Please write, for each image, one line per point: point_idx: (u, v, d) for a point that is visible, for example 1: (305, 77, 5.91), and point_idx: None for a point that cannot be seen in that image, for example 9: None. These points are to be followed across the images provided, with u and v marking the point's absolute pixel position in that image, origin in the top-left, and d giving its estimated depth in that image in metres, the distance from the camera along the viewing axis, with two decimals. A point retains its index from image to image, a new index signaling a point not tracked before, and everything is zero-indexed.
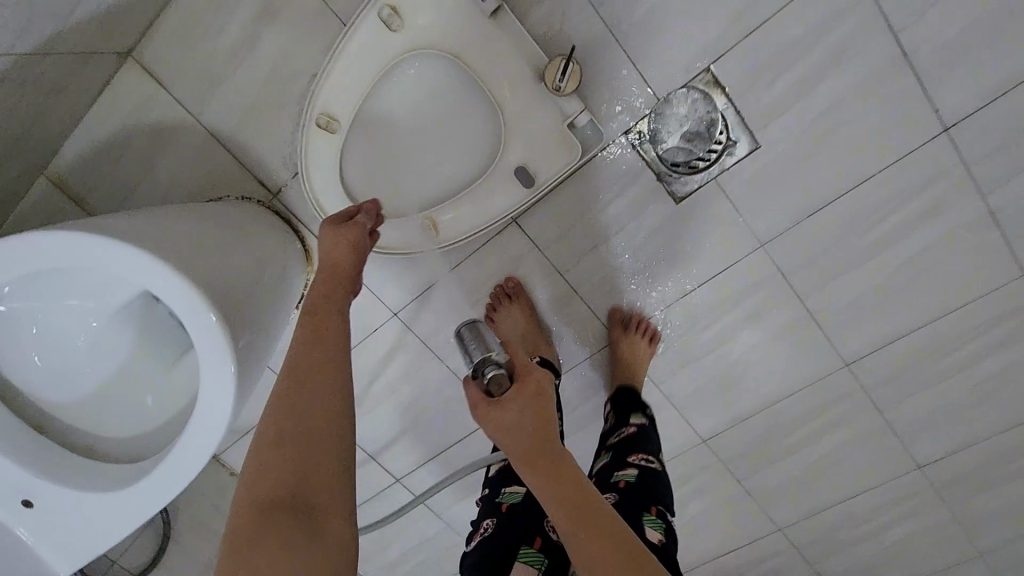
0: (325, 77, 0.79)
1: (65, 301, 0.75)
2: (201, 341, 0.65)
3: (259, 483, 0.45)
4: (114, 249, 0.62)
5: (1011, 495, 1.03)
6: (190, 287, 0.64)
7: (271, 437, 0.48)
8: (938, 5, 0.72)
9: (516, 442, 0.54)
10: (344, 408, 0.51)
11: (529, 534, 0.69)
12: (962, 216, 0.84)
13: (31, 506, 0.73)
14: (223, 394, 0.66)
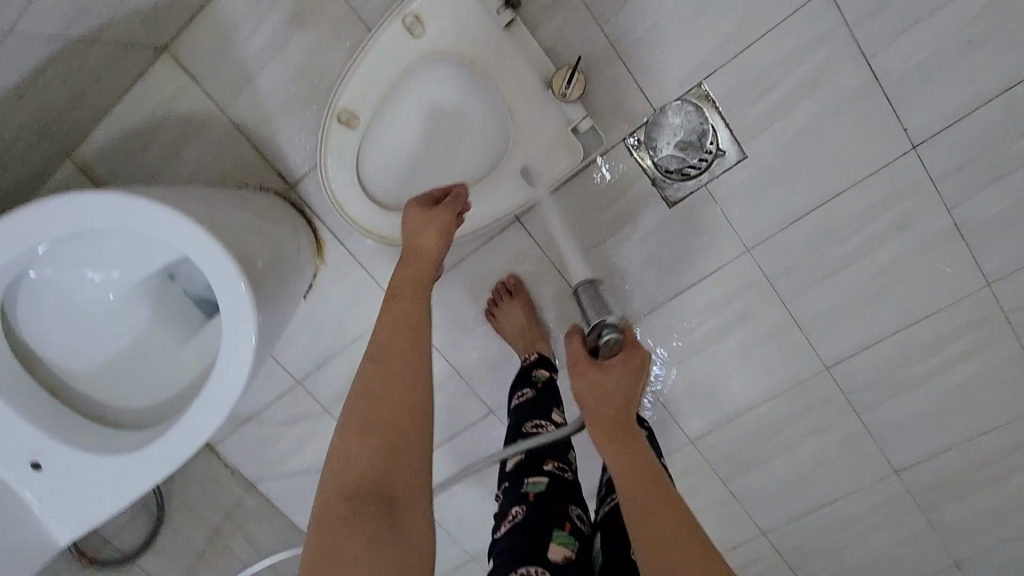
0: (346, 79, 0.85)
1: (88, 269, 0.78)
2: (226, 302, 0.68)
3: (347, 470, 0.48)
4: (147, 211, 0.66)
5: (986, 503, 1.08)
6: (218, 250, 0.67)
7: (357, 425, 0.50)
8: (906, 34, 0.81)
9: (614, 402, 0.66)
10: (424, 402, 0.53)
11: (561, 517, 0.72)
12: (933, 228, 0.91)
13: (40, 469, 0.74)
14: (244, 352, 0.69)
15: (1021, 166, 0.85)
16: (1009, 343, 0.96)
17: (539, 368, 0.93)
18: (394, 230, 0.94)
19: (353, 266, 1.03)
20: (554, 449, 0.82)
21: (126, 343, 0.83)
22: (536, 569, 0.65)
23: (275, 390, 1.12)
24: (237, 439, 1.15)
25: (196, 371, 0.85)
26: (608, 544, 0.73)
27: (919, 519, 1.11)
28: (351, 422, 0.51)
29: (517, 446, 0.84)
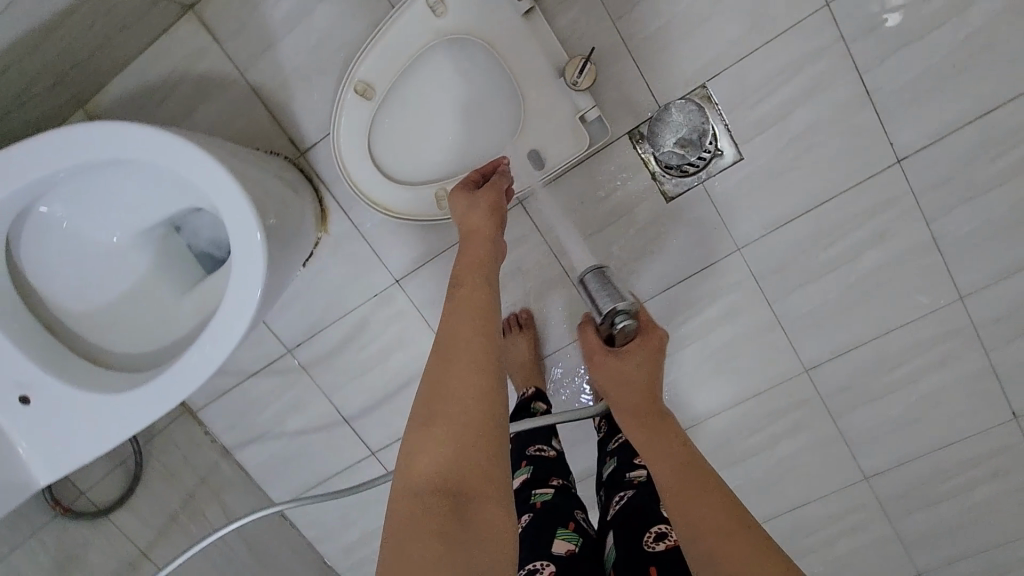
0: (367, 52, 0.90)
1: (97, 210, 0.79)
2: (237, 245, 0.69)
3: (420, 461, 0.56)
4: (170, 146, 0.67)
5: (950, 513, 1.12)
6: (235, 191, 0.68)
7: (423, 419, 0.59)
8: (896, 54, 0.87)
9: (635, 384, 0.79)
10: (484, 399, 0.61)
11: (564, 518, 0.79)
12: (912, 241, 0.96)
13: (29, 405, 0.74)
14: (250, 296, 0.69)
15: (996, 186, 0.91)
16: (978, 357, 1.01)
17: (535, 401, 0.98)
18: (398, 203, 0.96)
19: (355, 237, 1.06)
20: (555, 468, 0.90)
21: (127, 288, 0.84)
22: (543, 564, 0.72)
23: (269, 356, 1.15)
24: (218, 407, 1.18)
25: (195, 321, 0.84)
26: (616, 539, 0.77)
27: (886, 526, 1.14)
28: (417, 417, 0.60)
29: (519, 468, 0.90)
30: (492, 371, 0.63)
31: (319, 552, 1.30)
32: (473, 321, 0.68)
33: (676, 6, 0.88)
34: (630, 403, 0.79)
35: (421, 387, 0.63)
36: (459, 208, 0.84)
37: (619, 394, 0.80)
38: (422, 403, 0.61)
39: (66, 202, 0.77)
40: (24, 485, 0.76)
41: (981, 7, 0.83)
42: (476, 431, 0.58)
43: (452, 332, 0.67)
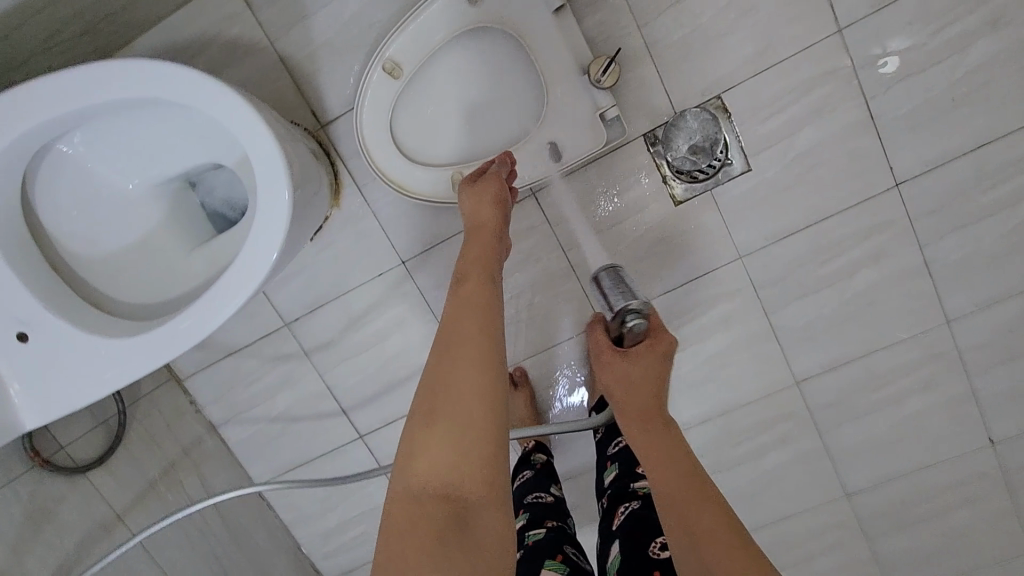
0: (398, 32, 0.91)
1: (118, 154, 0.79)
2: (264, 192, 0.69)
3: (422, 463, 0.59)
4: (206, 90, 0.68)
5: (926, 536, 1.14)
6: (267, 137, 0.68)
7: (427, 420, 0.62)
8: (900, 83, 0.91)
9: (644, 384, 0.84)
10: (484, 400, 0.62)
11: (552, 550, 0.87)
12: (905, 263, 1.00)
13: (25, 342, 0.72)
14: (271, 242, 0.69)
15: (985, 217, 0.96)
16: (960, 381, 1.05)
17: (536, 453, 1.10)
18: (415, 183, 0.98)
19: (366, 214, 1.07)
20: (552, 511, 0.96)
21: (138, 236, 0.83)
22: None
23: (264, 328, 1.14)
24: (204, 377, 1.18)
25: (203, 276, 0.84)
26: (620, 547, 0.85)
27: (863, 546, 1.16)
28: (419, 416, 0.62)
29: (519, 514, 0.99)
30: (495, 370, 0.64)
31: (294, 535, 1.28)
32: (477, 315, 0.70)
33: (698, 18, 0.92)
34: (638, 402, 0.84)
35: (424, 382, 0.65)
36: (468, 204, 0.87)
37: (628, 392, 0.85)
38: (425, 403, 0.63)
39: (88, 142, 0.77)
40: (9, 427, 0.73)
41: (980, 46, 0.88)
42: (478, 434, 0.60)
43: (457, 326, 0.69)
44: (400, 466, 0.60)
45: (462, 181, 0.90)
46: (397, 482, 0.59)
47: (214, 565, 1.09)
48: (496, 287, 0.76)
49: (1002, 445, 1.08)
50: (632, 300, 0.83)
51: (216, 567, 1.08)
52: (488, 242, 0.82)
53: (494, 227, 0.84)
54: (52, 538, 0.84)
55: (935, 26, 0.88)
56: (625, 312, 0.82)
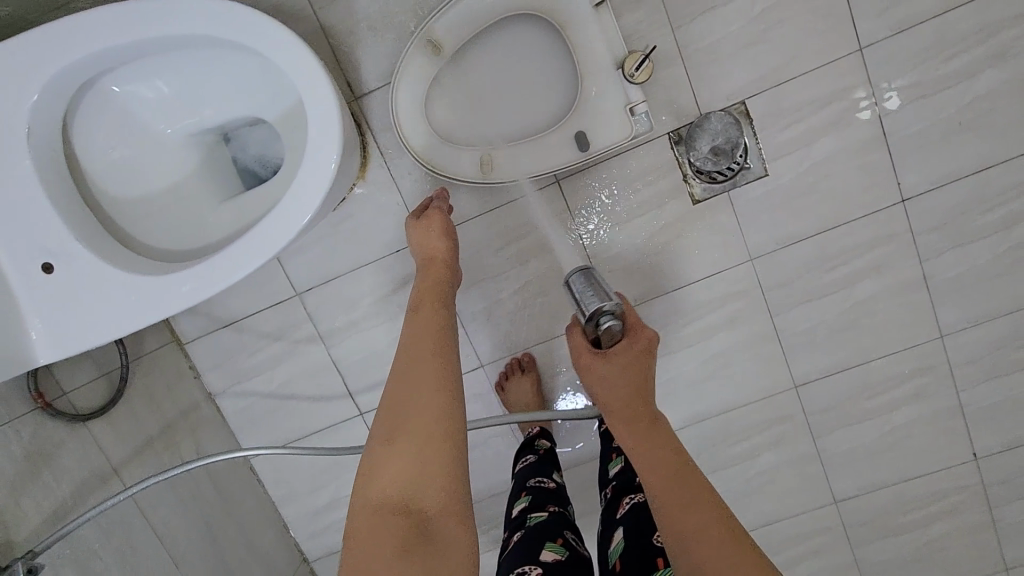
0: (443, 11, 0.92)
1: (159, 98, 0.80)
2: (314, 139, 0.71)
3: (380, 480, 0.58)
4: (268, 36, 0.70)
5: (907, 546, 1.17)
6: (324, 85, 0.70)
7: (383, 438, 0.61)
8: (912, 104, 0.97)
9: (626, 387, 0.78)
10: (438, 412, 0.62)
11: (553, 533, 0.85)
12: (905, 276, 1.05)
13: (50, 274, 0.71)
14: (317, 187, 0.72)
15: (982, 237, 1.01)
16: (948, 394, 1.10)
17: (540, 439, 1.09)
18: (443, 161, 0.99)
19: (390, 189, 1.08)
20: (553, 497, 0.94)
21: (168, 183, 0.83)
22: (530, 568, 0.78)
23: (274, 296, 1.14)
24: (207, 342, 1.16)
25: (232, 228, 0.84)
26: (625, 534, 0.84)
27: (847, 553, 1.19)
28: (379, 436, 0.62)
29: (520, 498, 0.96)
30: (451, 390, 0.65)
31: (283, 512, 1.25)
32: (433, 341, 0.71)
33: (729, 27, 0.97)
34: (623, 404, 0.78)
35: (383, 406, 0.64)
36: (417, 237, 0.89)
37: (611, 396, 0.79)
38: (382, 423, 0.63)
39: (131, 82, 0.77)
40: (22, 360, 0.71)
41: (986, 76, 0.95)
42: (437, 445, 0.60)
43: (413, 349, 0.70)
44: (356, 487, 0.59)
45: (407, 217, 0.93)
46: (352, 503, 0.57)
47: (206, 530, 1.07)
48: (450, 311, 0.77)
49: (984, 459, 1.12)
50: (605, 301, 0.77)
51: (206, 534, 1.06)
52: (443, 278, 0.84)
53: (445, 264, 0.86)
54: (50, 482, 0.83)
55: (947, 53, 0.95)
56: (599, 314, 0.77)
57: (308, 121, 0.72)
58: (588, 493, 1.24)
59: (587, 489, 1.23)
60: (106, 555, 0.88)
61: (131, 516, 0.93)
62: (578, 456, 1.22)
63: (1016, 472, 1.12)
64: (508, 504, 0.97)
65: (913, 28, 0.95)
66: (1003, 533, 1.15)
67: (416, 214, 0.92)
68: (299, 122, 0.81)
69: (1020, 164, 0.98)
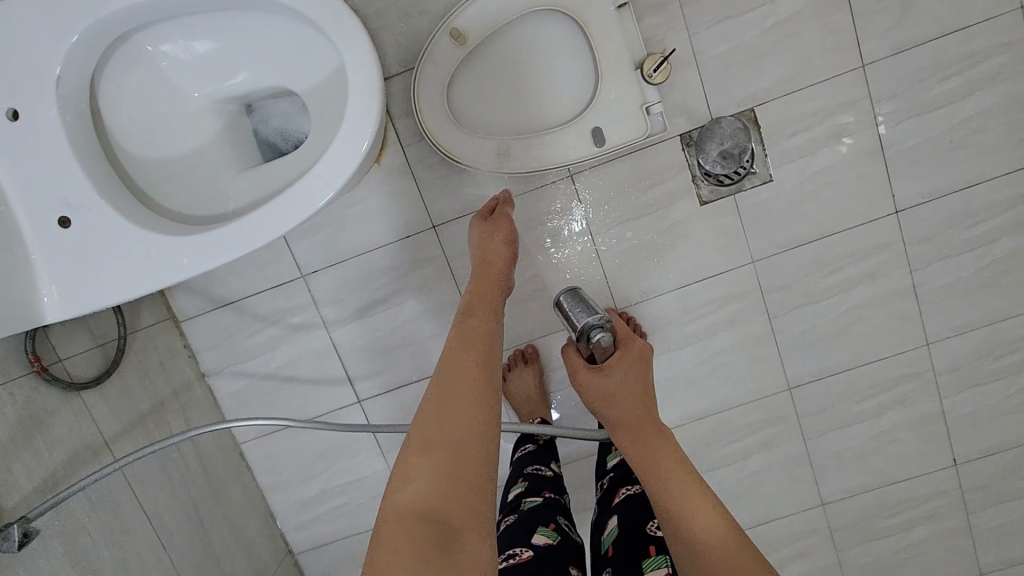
0: (470, 2, 0.95)
1: (189, 63, 0.85)
2: (352, 117, 0.74)
3: (407, 487, 0.53)
4: (311, 13, 0.74)
5: (888, 549, 1.21)
6: (364, 62, 0.73)
7: (419, 443, 0.56)
8: (908, 120, 1.03)
9: (627, 404, 0.72)
10: (478, 425, 0.58)
11: (547, 518, 0.82)
12: (896, 283, 1.10)
13: (66, 228, 0.73)
14: (348, 162, 0.73)
15: (968, 250, 1.07)
16: (933, 401, 1.15)
17: (540, 429, 1.04)
18: (462, 149, 1.00)
19: (405, 175, 1.09)
20: (550, 485, 0.91)
21: (188, 150, 0.86)
22: (521, 550, 0.77)
23: (277, 277, 1.12)
24: (204, 321, 1.14)
25: (252, 197, 0.86)
26: (618, 521, 0.79)
27: (832, 555, 1.22)
28: (413, 442, 0.56)
29: (515, 484, 0.92)
30: (492, 407, 0.60)
31: (270, 502, 1.22)
32: (476, 350, 0.65)
33: (742, 36, 1.02)
34: (627, 421, 0.72)
35: (421, 408, 0.59)
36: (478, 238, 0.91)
37: (615, 413, 0.72)
38: (418, 425, 0.58)
39: (167, 40, 0.82)
40: (30, 315, 0.72)
41: (976, 99, 1.02)
42: (472, 459, 0.55)
43: (457, 353, 0.64)
44: (385, 490, 0.54)
45: (475, 217, 0.95)
46: (379, 507, 0.53)
47: (193, 515, 1.03)
48: (497, 324, 0.72)
49: (963, 465, 1.17)
50: (592, 317, 0.75)
51: (194, 519, 1.03)
52: (491, 286, 0.80)
53: (499, 273, 0.83)
54: (41, 449, 0.79)
55: (942, 74, 1.01)
56: (587, 330, 0.74)
57: (349, 96, 0.75)
58: (583, 490, 1.24)
59: (582, 487, 1.23)
60: (95, 531, 0.84)
61: (120, 492, 0.89)
62: (575, 452, 1.22)
63: (992, 479, 1.17)
64: (504, 489, 0.94)
65: (912, 48, 1.01)
66: (978, 539, 1.19)
67: (485, 214, 0.95)
68: (333, 94, 0.85)
69: (1004, 183, 1.05)
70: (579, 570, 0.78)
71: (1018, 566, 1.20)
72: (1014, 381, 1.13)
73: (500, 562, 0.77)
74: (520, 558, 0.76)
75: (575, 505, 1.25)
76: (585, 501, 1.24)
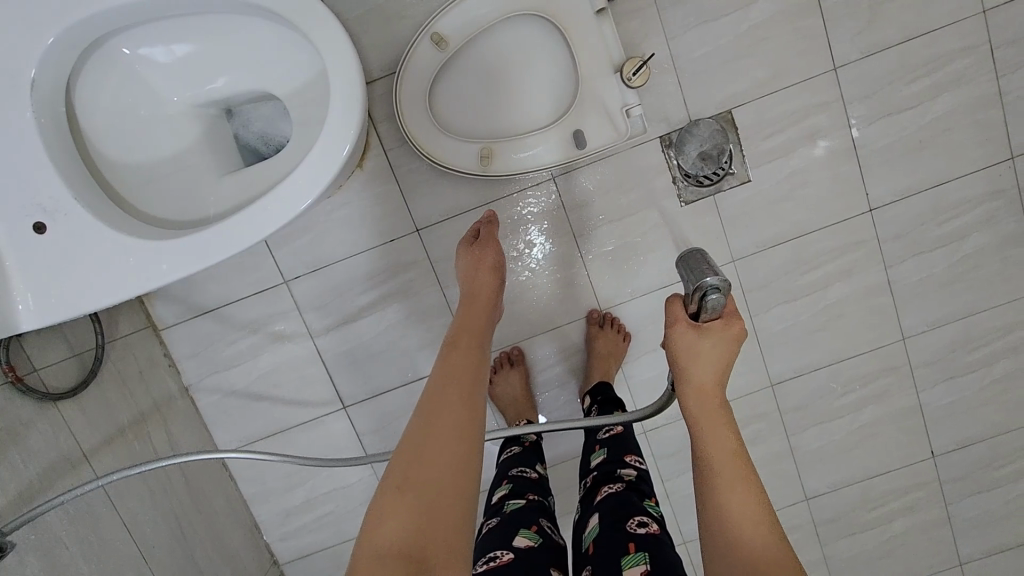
0: (451, 6, 0.96)
1: (169, 67, 0.85)
2: (334, 119, 0.74)
3: (381, 530, 0.51)
4: (292, 17, 0.74)
5: (871, 542, 1.23)
6: (345, 65, 0.74)
7: (396, 483, 0.55)
8: (879, 121, 1.07)
9: (705, 371, 0.63)
10: (460, 464, 0.56)
11: (529, 519, 0.82)
12: (873, 280, 1.12)
13: (41, 234, 0.71)
14: (330, 164, 0.73)
15: (939, 247, 1.11)
16: (910, 394, 1.17)
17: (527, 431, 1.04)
18: (443, 151, 1.00)
19: (387, 178, 1.09)
20: (534, 487, 0.91)
21: (167, 154, 0.86)
22: (502, 552, 0.76)
23: (259, 283, 1.11)
24: (185, 329, 1.12)
25: (233, 201, 0.86)
26: (599, 519, 0.79)
27: (815, 549, 1.24)
28: (390, 481, 0.55)
29: (501, 486, 0.92)
30: (473, 444, 0.58)
31: (254, 512, 1.20)
32: (463, 385, 0.63)
33: (718, 40, 1.04)
34: (697, 387, 0.64)
35: (401, 445, 0.58)
36: (465, 267, 0.83)
37: (688, 374, 0.63)
38: (397, 466, 0.56)
39: (148, 45, 0.82)
40: (6, 324, 0.71)
41: (944, 99, 1.05)
42: (449, 498, 0.54)
43: (441, 387, 0.62)
44: (359, 532, 0.52)
45: (460, 244, 0.86)
46: (354, 550, 0.51)
47: (175, 527, 1.01)
48: (485, 354, 0.70)
49: (941, 457, 1.20)
50: (713, 274, 0.56)
51: (176, 530, 1.01)
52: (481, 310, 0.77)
53: (487, 294, 0.79)
54: (16, 460, 0.77)
55: (910, 76, 1.05)
56: (700, 289, 0.56)
57: (330, 99, 0.75)
58: (570, 492, 1.24)
59: (569, 488, 1.23)
60: (72, 544, 0.82)
61: (99, 504, 0.87)
62: (562, 454, 1.22)
63: (969, 470, 1.20)
64: (489, 492, 0.94)
65: (881, 51, 1.04)
66: (957, 529, 1.22)
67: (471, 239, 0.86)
68: (314, 98, 0.85)
69: (972, 180, 1.08)
70: (560, 572, 0.77)
71: (996, 555, 1.23)
72: (988, 374, 1.16)
73: (480, 564, 0.76)
74: (501, 561, 0.75)
75: (562, 507, 1.25)
76: (572, 503, 1.25)
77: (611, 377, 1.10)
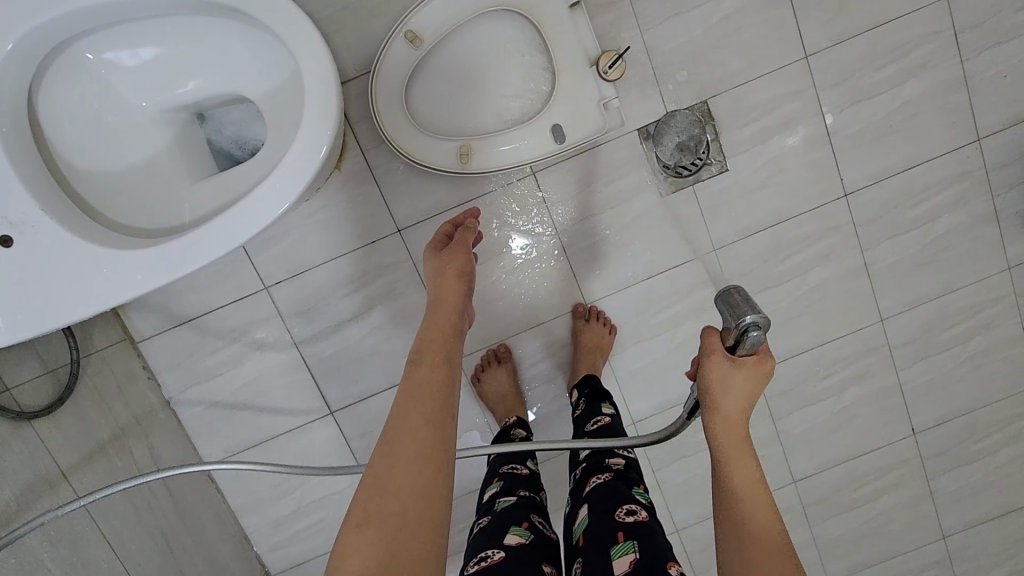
0: (424, 3, 0.95)
1: (135, 71, 0.82)
2: (309, 123, 0.73)
3: (346, 566, 0.49)
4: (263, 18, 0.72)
5: (858, 520, 1.26)
6: (321, 67, 0.72)
7: (359, 515, 0.53)
8: (851, 107, 1.08)
9: (736, 403, 0.63)
10: (426, 486, 0.55)
11: (519, 516, 0.81)
12: (850, 264, 1.14)
13: (8, 247, 0.69)
14: (304, 171, 0.72)
15: (914, 228, 1.13)
16: (890, 374, 1.20)
17: (517, 428, 1.04)
18: (422, 150, 0.99)
19: (367, 179, 1.07)
20: (524, 483, 0.90)
21: (138, 162, 0.84)
22: (493, 552, 0.75)
23: (239, 290, 1.09)
24: (163, 341, 1.10)
25: (209, 208, 0.85)
26: (587, 511, 0.79)
27: (804, 530, 1.26)
28: (352, 514, 0.53)
29: (492, 484, 0.91)
30: (440, 467, 0.57)
31: (242, 523, 1.18)
32: (428, 406, 0.61)
33: (692, 31, 1.05)
34: (727, 418, 0.63)
35: (366, 475, 0.56)
36: (433, 267, 0.81)
37: (720, 403, 0.63)
38: (361, 497, 0.54)
39: (111, 47, 0.79)
40: None
41: (911, 84, 1.07)
42: (416, 523, 0.52)
43: (404, 409, 0.61)
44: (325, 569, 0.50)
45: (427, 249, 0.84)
46: None
47: (161, 542, 0.98)
48: (454, 369, 0.68)
49: (921, 434, 1.23)
50: (754, 313, 0.57)
51: (163, 545, 0.98)
52: (446, 317, 0.75)
53: (457, 305, 0.77)
54: None
55: (879, 63, 1.07)
56: (741, 326, 0.58)
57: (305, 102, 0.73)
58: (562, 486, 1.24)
59: (561, 483, 1.24)
60: (55, 566, 0.79)
61: (81, 523, 0.85)
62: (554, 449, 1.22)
63: (950, 445, 1.23)
64: (481, 490, 0.93)
65: (851, 39, 1.06)
66: (940, 503, 1.25)
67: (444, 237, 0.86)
68: (288, 100, 0.84)
69: (942, 162, 1.11)
70: (551, 567, 0.77)
71: (979, 526, 1.26)
72: (964, 350, 1.19)
73: (471, 565, 0.75)
74: (493, 560, 0.74)
75: (552, 501, 1.25)
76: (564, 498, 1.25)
77: (598, 370, 1.10)
